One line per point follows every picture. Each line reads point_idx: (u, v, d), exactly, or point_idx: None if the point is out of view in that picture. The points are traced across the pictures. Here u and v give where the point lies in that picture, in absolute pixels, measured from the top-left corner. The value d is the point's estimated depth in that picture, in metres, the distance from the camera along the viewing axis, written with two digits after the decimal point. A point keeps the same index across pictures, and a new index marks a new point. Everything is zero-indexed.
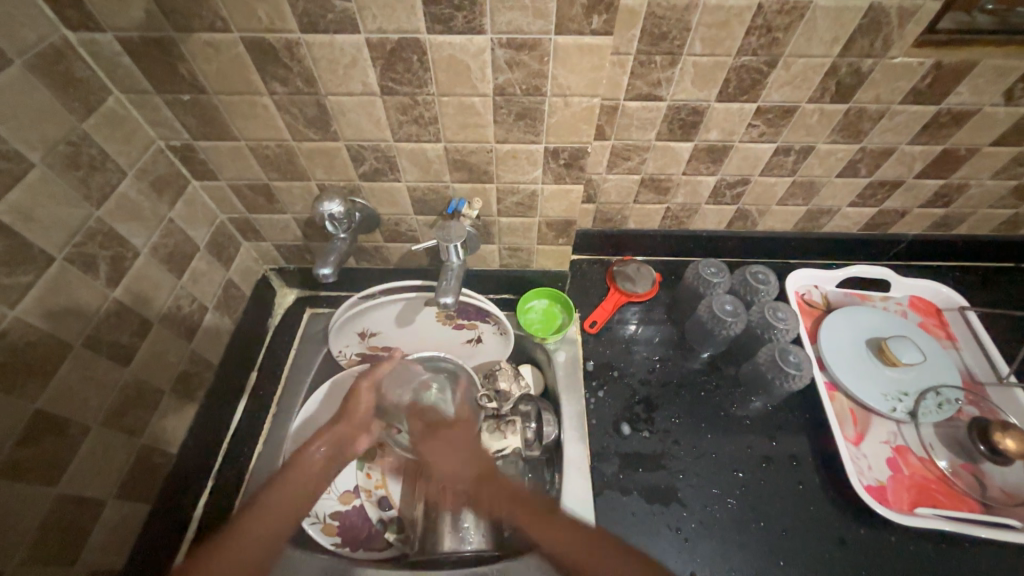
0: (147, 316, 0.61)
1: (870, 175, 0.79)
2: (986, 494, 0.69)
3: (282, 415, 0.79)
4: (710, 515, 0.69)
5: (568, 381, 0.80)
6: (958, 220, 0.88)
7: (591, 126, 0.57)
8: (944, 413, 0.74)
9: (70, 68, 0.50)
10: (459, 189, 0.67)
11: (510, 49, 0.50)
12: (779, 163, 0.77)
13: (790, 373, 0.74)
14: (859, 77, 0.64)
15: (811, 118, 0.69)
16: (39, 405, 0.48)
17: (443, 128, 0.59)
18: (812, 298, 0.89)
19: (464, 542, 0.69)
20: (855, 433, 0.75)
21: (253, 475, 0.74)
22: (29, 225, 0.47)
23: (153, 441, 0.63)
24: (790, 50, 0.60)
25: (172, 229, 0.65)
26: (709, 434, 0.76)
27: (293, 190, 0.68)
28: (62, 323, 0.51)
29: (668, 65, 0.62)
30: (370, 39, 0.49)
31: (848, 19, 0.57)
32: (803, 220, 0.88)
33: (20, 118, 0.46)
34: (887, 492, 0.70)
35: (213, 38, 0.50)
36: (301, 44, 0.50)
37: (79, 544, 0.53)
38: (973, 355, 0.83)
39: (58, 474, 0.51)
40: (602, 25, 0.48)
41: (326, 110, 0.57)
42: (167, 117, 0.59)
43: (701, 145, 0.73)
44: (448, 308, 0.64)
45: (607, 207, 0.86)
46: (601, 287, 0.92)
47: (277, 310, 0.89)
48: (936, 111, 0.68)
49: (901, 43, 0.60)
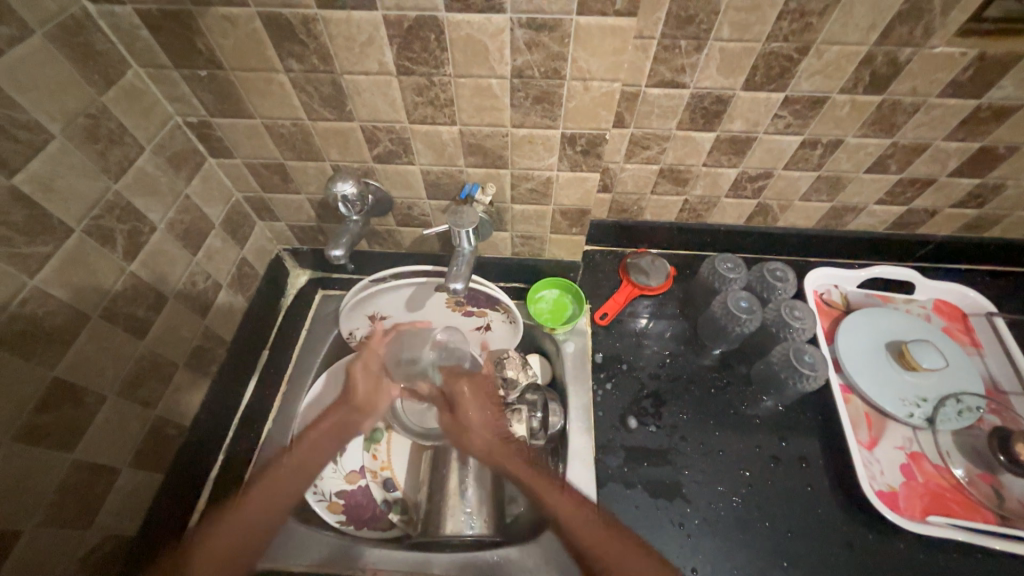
0: (162, 291, 0.62)
1: (901, 172, 0.76)
2: (1004, 506, 0.67)
3: (291, 395, 0.81)
4: (715, 512, 0.68)
5: (575, 372, 0.80)
6: (992, 222, 0.85)
7: (610, 112, 0.56)
8: (964, 421, 0.71)
9: (90, 41, 0.50)
10: (473, 173, 0.66)
11: (531, 30, 0.49)
12: (805, 157, 0.74)
13: (805, 373, 0.73)
14: (895, 67, 0.61)
15: (842, 110, 0.66)
16: (57, 373, 0.50)
17: (459, 110, 0.57)
18: (830, 298, 0.87)
19: (466, 526, 0.70)
20: (869, 437, 0.74)
21: (263, 450, 0.76)
22: (48, 196, 0.48)
23: (166, 414, 0.64)
24: (824, 37, 0.57)
25: (189, 205, 0.65)
26: (717, 431, 0.75)
27: (308, 171, 0.68)
28: (80, 294, 0.51)
29: (693, 51, 0.60)
30: (387, 16, 0.48)
31: (887, 5, 0.54)
32: (826, 217, 0.86)
33: (41, 89, 0.46)
34: (899, 498, 0.69)
35: (230, 12, 0.49)
36: (317, 20, 0.49)
37: (95, 509, 0.55)
38: (998, 363, 0.80)
39: (75, 441, 0.52)
40: (626, 6, 0.46)
41: (342, 90, 0.56)
42: (185, 93, 0.59)
43: (723, 136, 0.71)
44: (457, 294, 0.63)
45: (624, 197, 0.84)
46: (613, 279, 0.91)
47: (290, 290, 0.90)
48: (976, 105, 0.64)
49: (942, 31, 0.57)
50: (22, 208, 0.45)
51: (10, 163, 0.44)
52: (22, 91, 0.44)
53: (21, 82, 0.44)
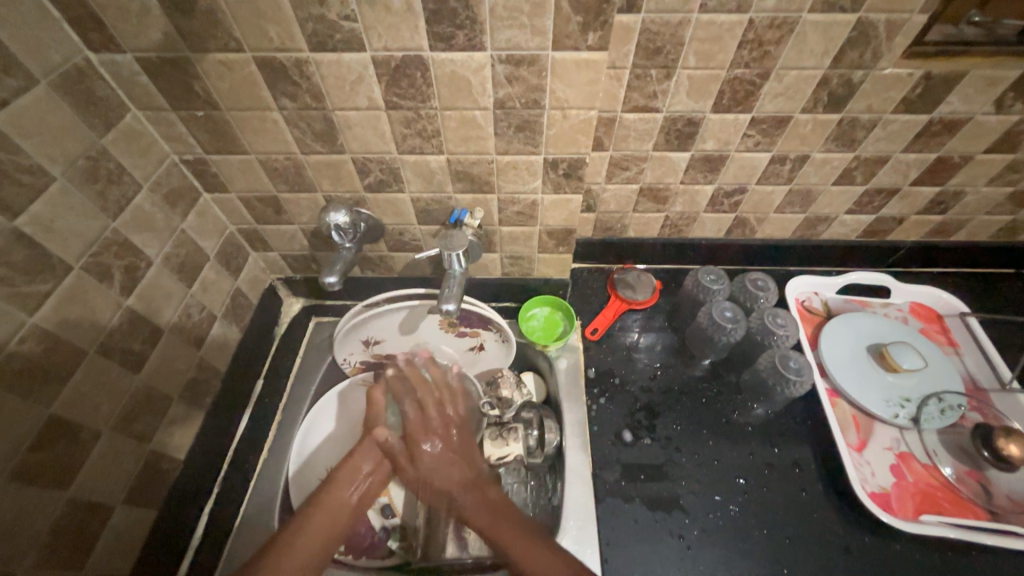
0: (158, 325, 0.63)
1: (866, 183, 0.80)
2: (993, 502, 0.68)
3: (286, 423, 0.82)
4: (713, 523, 0.69)
5: (569, 388, 0.82)
6: (957, 226, 0.89)
7: (589, 138, 0.59)
8: (947, 420, 0.74)
9: (91, 87, 0.53)
10: (461, 199, 0.69)
11: (510, 65, 0.52)
12: (776, 172, 0.78)
13: (791, 379, 0.75)
14: (850, 88, 0.65)
15: (805, 128, 0.71)
16: (53, 410, 0.50)
17: (446, 140, 0.60)
18: (811, 304, 0.90)
19: (464, 549, 0.71)
20: (858, 439, 0.75)
21: (259, 481, 0.77)
22: (48, 236, 0.49)
23: (161, 448, 0.64)
24: (782, 63, 0.62)
25: (184, 239, 0.67)
26: (710, 440, 0.76)
27: (301, 202, 0.71)
28: (78, 331, 0.52)
29: (663, 79, 0.64)
30: (375, 56, 0.52)
31: (836, 33, 0.59)
32: (801, 227, 0.90)
33: (43, 134, 0.48)
34: (891, 499, 0.70)
35: (227, 57, 0.52)
36: (310, 62, 0.52)
37: (88, 548, 0.54)
38: (975, 361, 0.83)
39: (69, 479, 0.52)
40: (597, 41, 0.50)
41: (333, 125, 0.59)
42: (182, 132, 0.61)
43: (698, 155, 0.75)
44: (450, 314, 0.65)
45: (607, 216, 0.87)
46: (602, 295, 0.93)
47: (283, 318, 0.91)
48: (928, 119, 0.69)
49: (890, 55, 0.61)
50: (23, 249, 0.47)
51: (11, 206, 0.46)
52: (25, 137, 0.46)
53: (24, 129, 0.46)
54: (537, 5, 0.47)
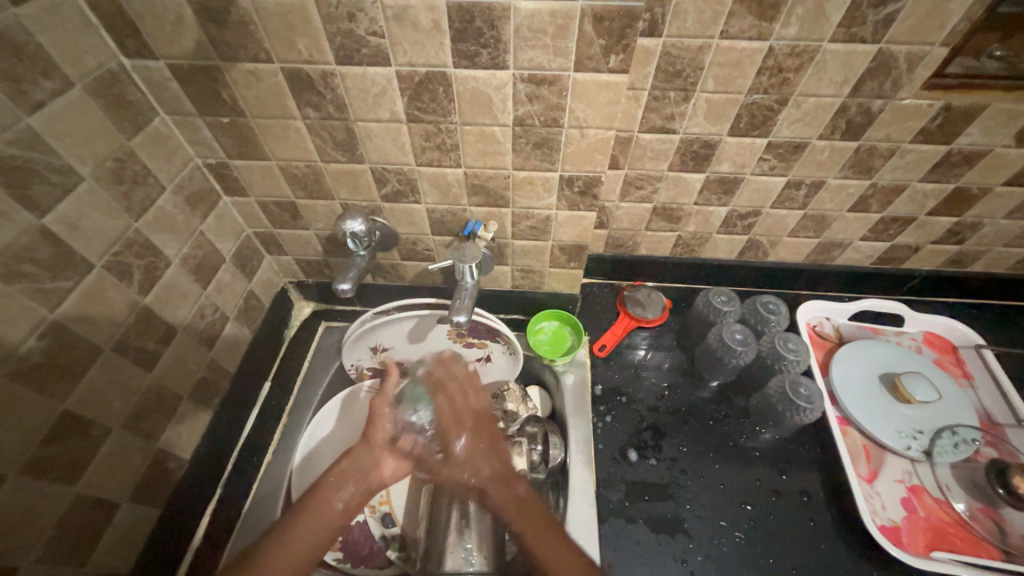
0: (171, 324, 0.64)
1: (882, 211, 0.80)
2: (1008, 541, 0.66)
3: (291, 425, 0.82)
4: (717, 549, 0.68)
5: (575, 404, 0.81)
6: (974, 257, 0.88)
7: (606, 157, 0.60)
8: (961, 454, 0.72)
9: (123, 92, 0.54)
10: (476, 212, 0.69)
11: (531, 84, 0.53)
12: (790, 196, 0.78)
13: (802, 406, 0.74)
14: (869, 117, 0.65)
15: (822, 154, 0.71)
16: (67, 405, 0.51)
17: (464, 154, 0.61)
18: (823, 330, 0.89)
19: (465, 564, 0.67)
20: (868, 470, 0.74)
21: (262, 483, 0.76)
22: (74, 234, 0.50)
23: (167, 446, 0.64)
24: (801, 90, 0.62)
25: (203, 241, 0.68)
26: (717, 464, 0.75)
27: (317, 209, 0.72)
28: (95, 328, 0.53)
29: (681, 101, 0.65)
30: (399, 71, 0.53)
31: (856, 63, 0.59)
32: (815, 252, 0.89)
33: (75, 136, 0.49)
34: (902, 533, 0.68)
35: (255, 67, 0.53)
36: (335, 75, 0.53)
37: (90, 545, 0.54)
38: (989, 394, 0.81)
39: (78, 474, 0.52)
40: (619, 64, 0.50)
41: (354, 135, 0.60)
42: (206, 137, 0.63)
43: (712, 177, 0.75)
44: (460, 326, 0.65)
45: (619, 232, 0.88)
46: (611, 311, 0.93)
47: (293, 321, 0.92)
48: (946, 150, 0.69)
49: (910, 85, 0.61)
50: (48, 246, 0.48)
51: (41, 204, 0.47)
52: (58, 137, 0.48)
53: (57, 130, 0.48)
54: (562, 27, 0.48)
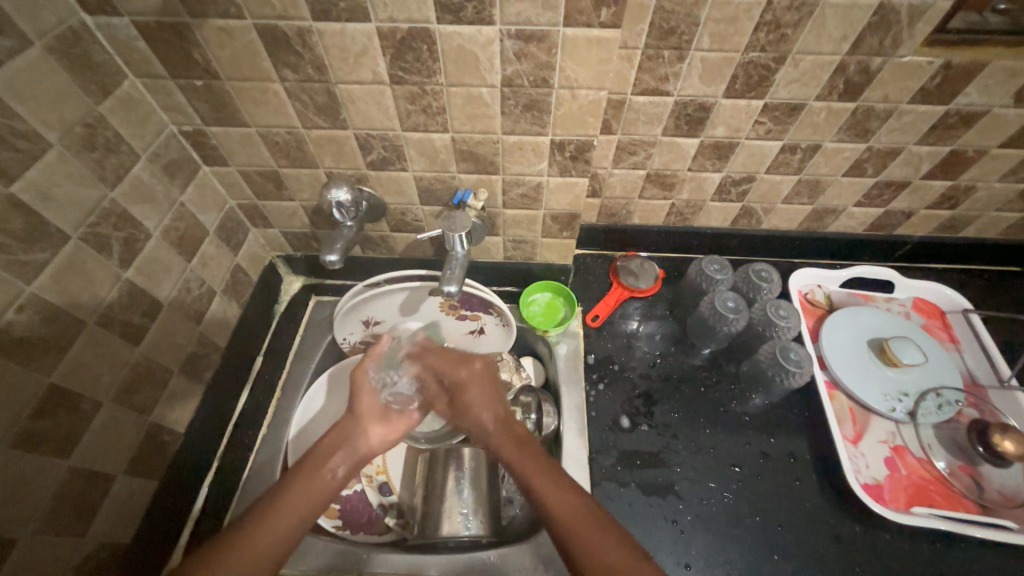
0: (157, 299, 0.63)
1: (877, 175, 0.79)
2: (984, 496, 0.69)
3: (286, 400, 0.83)
4: (707, 509, 0.70)
5: (568, 374, 0.81)
6: (965, 222, 0.88)
7: (598, 119, 0.58)
8: (944, 415, 0.73)
9: (87, 52, 0.51)
10: (465, 179, 0.68)
11: (519, 40, 0.50)
12: (785, 161, 0.77)
13: (791, 370, 0.74)
14: (867, 76, 0.64)
15: (818, 116, 0.69)
16: (54, 379, 0.50)
17: (451, 118, 0.59)
18: (814, 297, 0.89)
19: (462, 528, 0.68)
20: (854, 431, 0.75)
21: (260, 454, 0.78)
22: (46, 204, 0.48)
23: (161, 420, 0.64)
24: (799, 47, 0.60)
25: (184, 212, 0.66)
26: (707, 429, 0.77)
27: (302, 178, 0.70)
28: (77, 302, 0.52)
29: (676, 61, 0.63)
30: (380, 28, 0.50)
31: (857, 17, 0.57)
32: (808, 219, 0.89)
33: (40, 100, 0.47)
34: (885, 490, 0.71)
35: (228, 24, 0.50)
36: (313, 32, 0.51)
37: (89, 516, 0.55)
38: (974, 357, 0.83)
39: (71, 448, 0.52)
40: (610, 18, 0.48)
41: (336, 99, 0.58)
42: (181, 102, 0.60)
43: (707, 142, 0.74)
44: (452, 296, 0.65)
45: (613, 201, 0.86)
46: (604, 282, 0.93)
47: (283, 295, 0.91)
48: (945, 111, 0.68)
49: (910, 42, 0.60)
50: (21, 216, 0.46)
51: (7, 172, 0.45)
52: (21, 101, 0.45)
53: (19, 93, 0.45)
54: None
